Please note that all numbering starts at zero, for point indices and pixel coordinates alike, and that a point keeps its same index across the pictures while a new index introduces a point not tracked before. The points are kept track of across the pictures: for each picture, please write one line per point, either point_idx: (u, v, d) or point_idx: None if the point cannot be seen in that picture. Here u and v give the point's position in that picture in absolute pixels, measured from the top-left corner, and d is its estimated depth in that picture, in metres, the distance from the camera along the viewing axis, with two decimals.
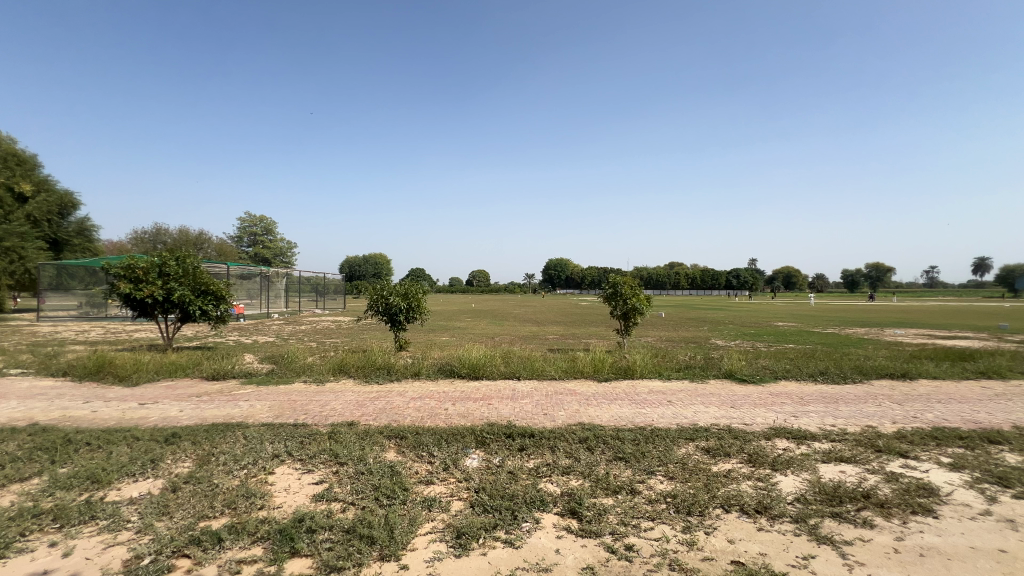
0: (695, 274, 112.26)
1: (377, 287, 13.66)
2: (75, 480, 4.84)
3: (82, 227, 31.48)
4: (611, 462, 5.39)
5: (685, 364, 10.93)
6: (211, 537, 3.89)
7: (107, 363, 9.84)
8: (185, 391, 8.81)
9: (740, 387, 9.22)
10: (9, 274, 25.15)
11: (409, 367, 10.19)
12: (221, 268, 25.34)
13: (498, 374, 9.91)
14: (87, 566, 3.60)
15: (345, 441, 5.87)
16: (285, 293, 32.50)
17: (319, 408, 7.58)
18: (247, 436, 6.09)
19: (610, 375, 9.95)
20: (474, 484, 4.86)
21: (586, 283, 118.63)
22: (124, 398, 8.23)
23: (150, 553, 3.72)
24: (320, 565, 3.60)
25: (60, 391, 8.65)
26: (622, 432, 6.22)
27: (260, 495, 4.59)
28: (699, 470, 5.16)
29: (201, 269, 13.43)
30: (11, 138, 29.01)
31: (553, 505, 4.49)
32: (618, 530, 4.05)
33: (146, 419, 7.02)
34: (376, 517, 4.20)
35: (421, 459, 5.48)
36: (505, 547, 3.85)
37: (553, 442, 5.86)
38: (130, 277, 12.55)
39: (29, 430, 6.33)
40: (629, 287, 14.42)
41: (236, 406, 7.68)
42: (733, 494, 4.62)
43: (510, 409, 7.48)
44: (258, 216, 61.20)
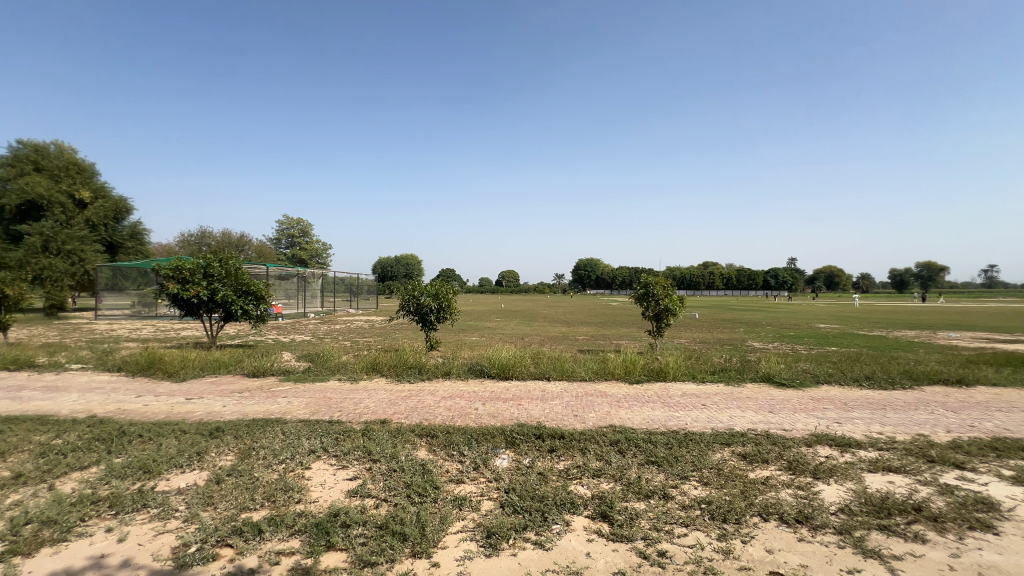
0: (730, 274, 109.16)
1: (408, 288, 13.85)
2: (129, 469, 5.14)
3: (135, 231, 33.25)
4: (643, 466, 5.29)
5: (720, 367, 10.62)
6: (252, 528, 4.05)
7: (157, 360, 10.39)
8: (228, 387, 9.21)
9: (778, 391, 8.88)
10: (70, 276, 26.84)
11: (441, 367, 10.31)
12: (261, 269, 26.31)
13: (527, 374, 9.91)
14: (140, 552, 3.81)
15: (378, 439, 5.99)
16: (320, 293, 33.45)
17: (353, 405, 7.76)
18: (285, 432, 6.31)
19: (641, 377, 9.79)
20: (504, 484, 4.88)
21: (616, 283, 117.08)
22: (172, 393, 8.67)
23: (196, 542, 3.90)
24: (355, 559, 3.69)
25: (115, 386, 9.20)
26: (654, 435, 6.11)
27: (297, 489, 4.74)
28: (735, 476, 5.01)
29: (242, 270, 14.00)
30: (73, 149, 31.42)
31: (584, 508, 4.45)
32: (651, 535, 3.98)
33: (192, 413, 7.37)
34: (408, 514, 4.27)
35: (452, 458, 5.52)
36: (535, 549, 3.84)
37: (584, 444, 5.81)
38: (178, 278, 13.18)
39: (87, 421, 6.76)
40: (661, 287, 14.10)
41: (275, 402, 7.97)
42: (771, 503, 4.45)
43: (540, 410, 7.47)
44: (296, 218, 63.49)
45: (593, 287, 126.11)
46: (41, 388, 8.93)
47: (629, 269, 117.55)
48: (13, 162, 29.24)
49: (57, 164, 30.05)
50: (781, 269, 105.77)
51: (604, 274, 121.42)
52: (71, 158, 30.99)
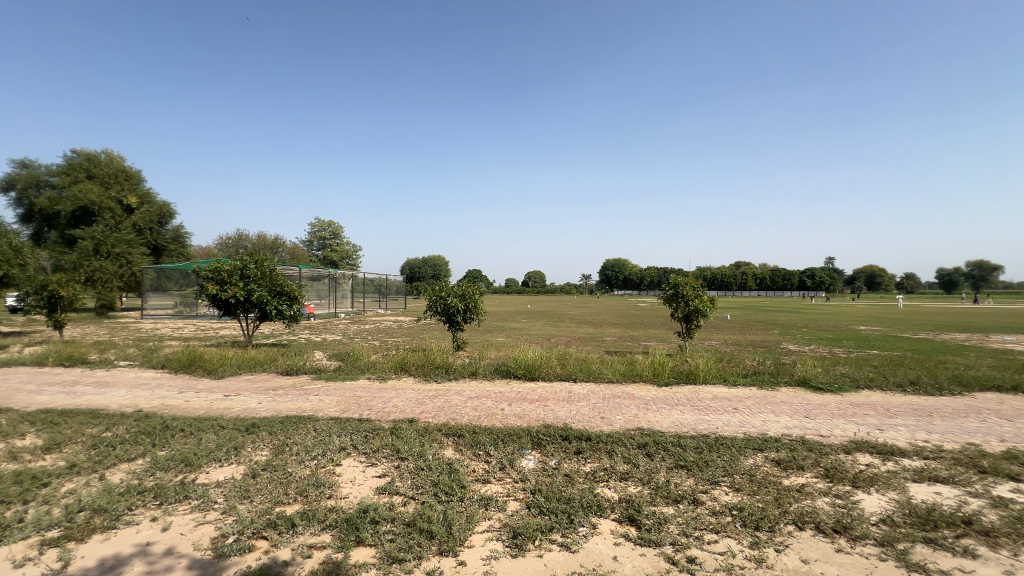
0: (764, 274, 105.91)
1: (436, 288, 14.02)
2: (172, 462, 5.38)
3: (177, 234, 34.82)
4: (672, 470, 5.19)
5: (753, 370, 10.31)
6: (286, 522, 4.17)
7: (197, 358, 10.85)
8: (264, 384, 9.54)
9: (814, 396, 8.55)
10: (118, 278, 28.30)
11: (467, 367, 10.39)
12: (294, 270, 27.12)
13: (554, 375, 9.88)
14: (182, 541, 3.98)
15: (406, 437, 6.08)
16: (350, 293, 34.21)
17: (382, 404, 7.91)
18: (317, 429, 6.48)
19: (670, 379, 9.59)
20: (530, 485, 4.87)
21: (645, 283, 115.30)
22: (212, 390, 9.04)
23: (233, 533, 4.05)
24: (383, 555, 3.76)
25: (159, 382, 9.66)
26: (684, 439, 5.98)
27: (328, 485, 4.86)
28: (769, 483, 4.86)
29: (276, 271, 14.46)
30: (122, 158, 33.24)
31: (611, 511, 4.40)
32: (680, 541, 3.90)
33: (230, 410, 7.66)
34: (435, 513, 4.32)
35: (478, 458, 5.56)
36: (562, 551, 3.82)
37: (611, 447, 5.75)
38: (217, 279, 13.73)
39: (134, 415, 7.12)
40: (691, 288, 13.80)
41: (308, 400, 8.20)
42: (807, 511, 4.30)
43: (567, 411, 7.44)
44: (327, 221, 65.26)
45: (620, 287, 124.68)
46: (93, 383, 9.48)
47: (657, 269, 115.57)
48: (68, 170, 31.14)
49: (107, 172, 31.79)
50: (818, 270, 101.88)
51: (631, 274, 119.77)
52: (119, 166, 32.79)
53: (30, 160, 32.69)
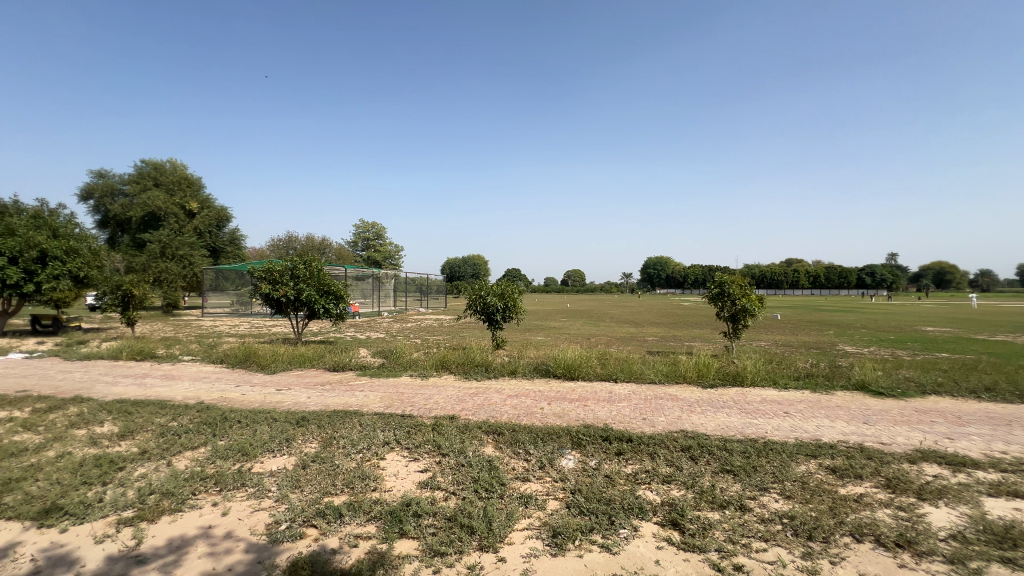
0: (818, 272, 100.35)
1: (476, 287, 14.17)
2: (230, 451, 5.73)
3: (233, 237, 36.89)
4: (718, 474, 5.03)
5: (805, 372, 9.80)
6: (334, 512, 4.35)
7: (252, 354, 11.48)
8: (313, 380, 9.99)
9: (874, 401, 8.03)
10: (182, 278, 30.29)
11: (507, 365, 10.43)
12: (340, 270, 28.11)
13: (594, 375, 9.78)
14: (240, 526, 4.23)
15: (447, 434, 6.19)
16: (393, 292, 35.11)
17: (424, 400, 8.10)
18: (362, 424, 6.70)
19: (715, 381, 9.27)
20: (570, 485, 4.85)
21: (688, 282, 111.83)
22: (266, 384, 9.56)
23: (286, 520, 4.27)
24: (425, 548, 3.85)
25: (218, 376, 10.32)
26: (730, 443, 5.77)
27: (373, 478, 5.03)
28: (823, 491, 4.61)
29: (324, 271, 15.05)
30: (185, 167, 35.60)
31: (653, 514, 4.31)
32: (726, 547, 3.77)
33: (282, 403, 8.05)
34: (476, 509, 4.38)
35: (518, 455, 5.60)
36: (602, 552, 3.78)
37: (653, 449, 5.63)
38: (270, 279, 14.49)
39: (197, 407, 7.62)
40: (738, 286, 13.28)
41: (354, 395, 8.51)
42: (865, 523, 4.05)
43: (607, 411, 7.35)
44: (371, 223, 67.34)
45: (663, 286, 121.57)
46: (160, 376, 10.24)
47: (702, 267, 111.86)
48: (138, 179, 33.66)
49: (172, 179, 34.08)
50: (879, 267, 95.36)
51: (674, 273, 116.76)
52: (183, 174, 35.12)
53: (107, 171, 35.58)
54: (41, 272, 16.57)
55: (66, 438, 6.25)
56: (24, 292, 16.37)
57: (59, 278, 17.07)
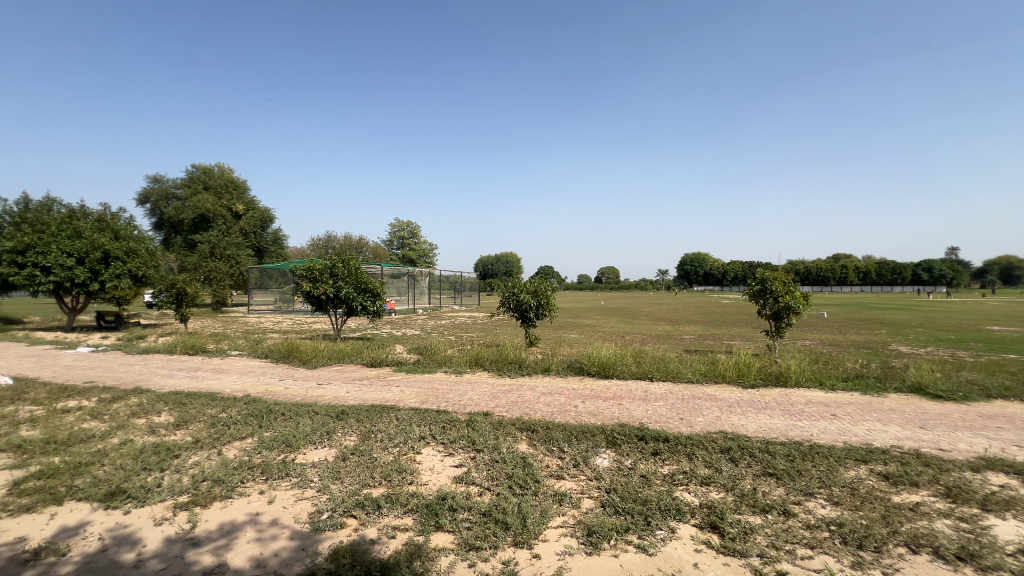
0: (869, 267, 95.06)
1: (509, 285, 14.19)
2: (275, 442, 5.98)
3: (276, 237, 38.33)
4: (760, 477, 4.86)
5: (854, 373, 9.32)
6: (373, 503, 4.48)
7: (295, 349, 11.93)
8: (352, 375, 10.30)
9: (932, 405, 7.54)
10: (229, 277, 31.74)
11: (541, 363, 10.41)
12: (376, 269, 28.79)
13: (629, 374, 9.64)
14: (285, 513, 4.41)
15: (481, 430, 6.25)
16: (427, 290, 35.70)
17: (459, 397, 8.20)
18: (399, 418, 6.85)
19: (757, 381, 8.95)
20: (605, 484, 4.80)
21: (727, 278, 108.23)
22: (308, 378, 9.94)
23: (327, 510, 4.42)
24: (461, 542, 3.90)
25: (264, 370, 10.79)
26: (773, 445, 5.56)
27: (409, 472, 5.14)
28: (874, 498, 4.38)
29: (361, 269, 15.44)
30: (231, 171, 37.34)
31: (691, 516, 4.21)
32: (769, 553, 3.65)
33: (322, 397, 8.34)
34: (510, 505, 4.40)
35: (552, 453, 5.59)
36: (638, 553, 3.73)
37: (691, 449, 5.49)
38: (311, 277, 15.01)
39: (244, 399, 7.99)
40: (781, 283, 12.74)
41: (391, 391, 8.72)
42: (922, 533, 3.82)
43: (643, 410, 7.23)
44: (406, 222, 68.74)
45: (701, 282, 118.23)
46: (211, 370, 10.81)
47: (742, 264, 108.21)
48: (189, 183, 35.56)
49: (220, 183, 35.82)
50: (937, 262, 89.35)
51: (712, 269, 113.55)
52: (229, 178, 36.85)
53: (161, 176, 37.71)
54: (105, 272, 17.77)
55: (128, 426, 6.69)
56: (90, 289, 17.58)
57: (120, 277, 18.25)
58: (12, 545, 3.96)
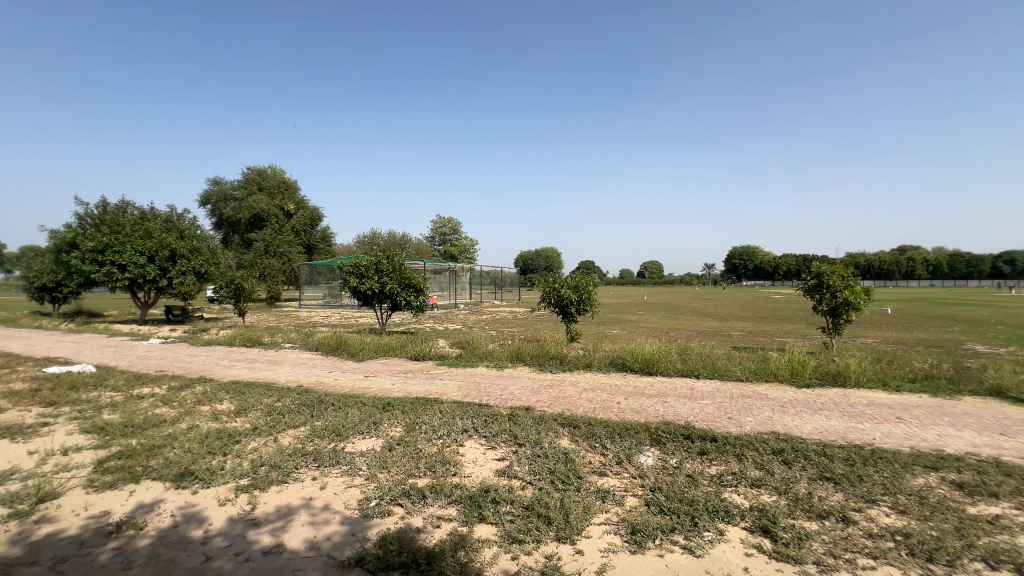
0: (939, 260, 87.97)
1: (549, 280, 14.13)
2: (326, 431, 6.25)
3: (325, 235, 39.84)
4: (815, 482, 4.62)
5: (922, 373, 8.68)
6: (418, 493, 4.60)
7: (343, 342, 12.40)
8: (397, 368, 10.61)
9: (1014, 410, 6.91)
10: (282, 273, 33.32)
11: (582, 358, 10.32)
12: (419, 265, 29.41)
13: (673, 371, 9.40)
14: (336, 499, 4.61)
15: (523, 424, 6.28)
16: (468, 285, 36.15)
17: (500, 391, 8.27)
18: (442, 411, 6.99)
19: (812, 381, 8.51)
20: (649, 483, 4.71)
21: (779, 272, 103.15)
22: (355, 371, 10.32)
23: (375, 497, 4.59)
24: (504, 534, 3.95)
25: (315, 362, 11.31)
26: (830, 448, 5.27)
27: (453, 463, 5.23)
28: (946, 509, 4.07)
29: (404, 265, 15.81)
30: (283, 172, 39.20)
31: (740, 519, 4.07)
32: (826, 561, 3.47)
33: (369, 389, 8.63)
34: (553, 500, 4.41)
35: (594, 449, 5.54)
36: (684, 554, 3.64)
37: (740, 450, 5.30)
38: (357, 273, 15.53)
39: (297, 389, 8.40)
40: (840, 277, 12.00)
41: (434, 384, 8.91)
42: (1002, 549, 3.51)
43: (689, 408, 7.03)
44: (448, 218, 69.93)
45: (749, 277, 113.28)
46: (267, 361, 11.42)
47: (795, 257, 102.93)
48: (246, 185, 37.64)
49: (273, 183, 37.68)
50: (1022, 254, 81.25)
51: (762, 263, 108.74)
52: (282, 179, 38.70)
53: (221, 179, 39.99)
54: (172, 269, 19.14)
55: (194, 413, 7.19)
56: (159, 285, 18.96)
57: (186, 274, 19.59)
58: (97, 518, 4.36)
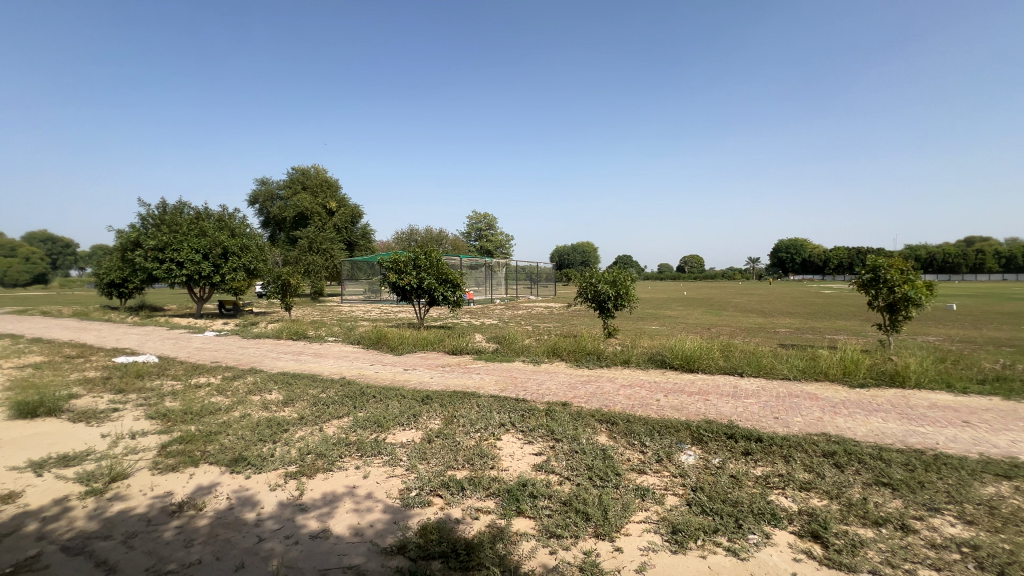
0: (1011, 252, 81.18)
1: (586, 275, 13.99)
2: (368, 422, 6.44)
3: (365, 232, 40.93)
4: (871, 487, 4.38)
5: (993, 374, 8.06)
6: (457, 485, 4.68)
7: (383, 336, 12.73)
8: (435, 361, 10.81)
9: None
10: (325, 269, 34.59)
11: (619, 354, 10.17)
12: (455, 260, 29.79)
13: (715, 368, 9.13)
14: (378, 488, 4.76)
15: (560, 420, 6.26)
16: (504, 280, 36.35)
17: (537, 386, 8.28)
18: (479, 405, 7.07)
19: (866, 380, 8.06)
20: (690, 482, 4.60)
21: (830, 266, 98.09)
22: (395, 364, 10.59)
23: (416, 488, 4.70)
24: (542, 529, 3.96)
25: (357, 355, 11.68)
26: (887, 452, 4.98)
27: (491, 457, 5.29)
28: (1021, 521, 3.76)
29: (442, 261, 16.04)
30: (325, 172, 40.54)
31: (788, 522, 3.91)
32: (883, 571, 3.29)
33: (409, 382, 8.84)
34: (591, 496, 4.38)
35: (633, 446, 5.46)
36: (728, 556, 3.54)
37: (788, 451, 5.09)
38: (396, 269, 15.87)
39: (340, 381, 8.70)
40: (898, 271, 11.26)
41: (471, 378, 9.02)
42: None
43: (732, 407, 6.82)
44: (484, 213, 70.41)
45: (797, 271, 108.16)
46: (312, 354, 11.90)
47: (847, 250, 97.55)
48: (291, 185, 39.19)
49: (316, 183, 39.04)
50: None
51: (811, 257, 103.73)
52: (325, 178, 40.02)
53: (267, 179, 41.83)
54: (225, 266, 20.22)
55: (246, 402, 7.58)
56: (213, 281, 20.05)
57: (237, 270, 20.63)
58: (162, 497, 4.68)
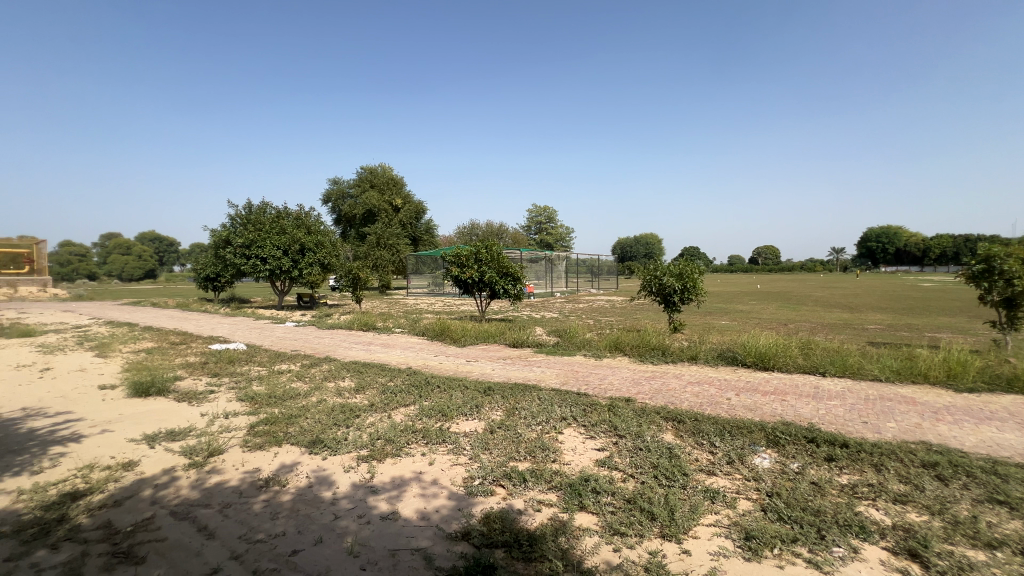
0: None
1: (650, 268, 13.51)
2: (433, 411, 6.65)
3: (429, 227, 42.27)
4: (981, 504, 3.89)
5: None
6: (519, 476, 4.73)
7: (446, 328, 13.10)
8: (497, 354, 10.97)
9: None
10: (392, 263, 36.10)
11: (686, 350, 9.76)
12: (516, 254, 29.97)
13: (792, 367, 8.52)
14: (442, 475, 4.91)
15: (623, 416, 6.12)
16: (565, 274, 36.12)
17: (599, 380, 8.17)
18: (540, 398, 7.08)
19: (975, 384, 7.17)
20: (765, 487, 4.33)
21: (929, 256, 88.19)
22: (458, 355, 10.87)
23: (478, 477, 4.80)
24: (605, 525, 3.90)
25: (422, 346, 12.15)
26: (1002, 466, 4.41)
27: (552, 450, 5.28)
28: None
29: (502, 254, 16.20)
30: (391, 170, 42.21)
31: (880, 537, 3.57)
32: None
33: (471, 373, 9.04)
34: (656, 495, 4.25)
35: (702, 446, 5.23)
36: (808, 568, 3.30)
37: (879, 459, 4.64)
38: (458, 263, 16.21)
39: (406, 371, 9.07)
40: (1019, 261, 9.83)
41: (532, 371, 9.06)
42: None
43: (813, 409, 6.33)
44: (544, 207, 70.07)
45: (889, 262, 97.98)
46: (381, 344, 12.52)
47: (951, 239, 87.18)
48: (360, 184, 41.22)
49: (383, 180, 40.78)
50: None
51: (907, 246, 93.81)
52: (391, 176, 41.72)
53: (339, 179, 44.25)
54: (302, 261, 21.69)
55: (322, 388, 8.12)
56: (292, 275, 21.61)
57: (313, 265, 22.06)
58: (251, 473, 5.13)
